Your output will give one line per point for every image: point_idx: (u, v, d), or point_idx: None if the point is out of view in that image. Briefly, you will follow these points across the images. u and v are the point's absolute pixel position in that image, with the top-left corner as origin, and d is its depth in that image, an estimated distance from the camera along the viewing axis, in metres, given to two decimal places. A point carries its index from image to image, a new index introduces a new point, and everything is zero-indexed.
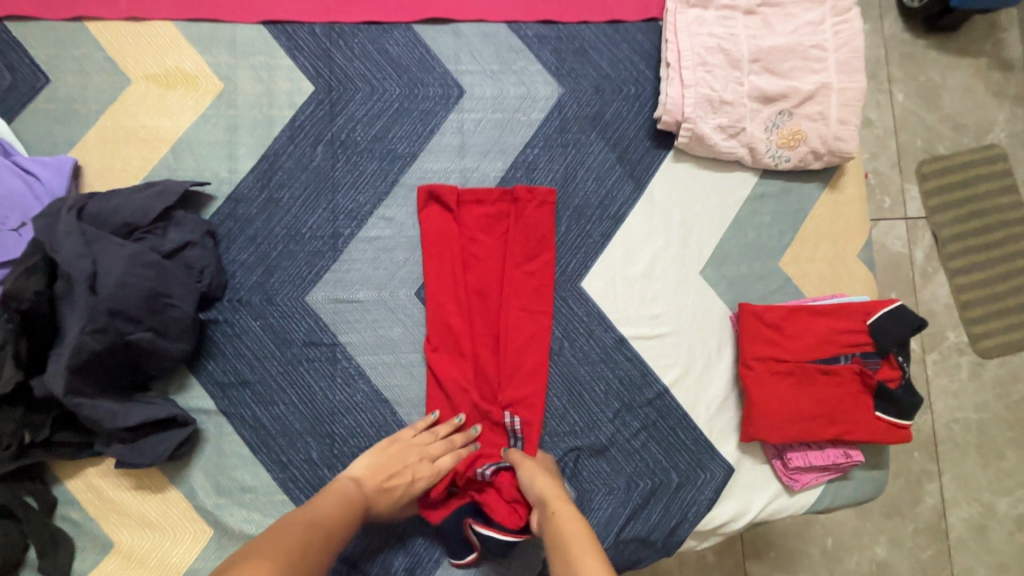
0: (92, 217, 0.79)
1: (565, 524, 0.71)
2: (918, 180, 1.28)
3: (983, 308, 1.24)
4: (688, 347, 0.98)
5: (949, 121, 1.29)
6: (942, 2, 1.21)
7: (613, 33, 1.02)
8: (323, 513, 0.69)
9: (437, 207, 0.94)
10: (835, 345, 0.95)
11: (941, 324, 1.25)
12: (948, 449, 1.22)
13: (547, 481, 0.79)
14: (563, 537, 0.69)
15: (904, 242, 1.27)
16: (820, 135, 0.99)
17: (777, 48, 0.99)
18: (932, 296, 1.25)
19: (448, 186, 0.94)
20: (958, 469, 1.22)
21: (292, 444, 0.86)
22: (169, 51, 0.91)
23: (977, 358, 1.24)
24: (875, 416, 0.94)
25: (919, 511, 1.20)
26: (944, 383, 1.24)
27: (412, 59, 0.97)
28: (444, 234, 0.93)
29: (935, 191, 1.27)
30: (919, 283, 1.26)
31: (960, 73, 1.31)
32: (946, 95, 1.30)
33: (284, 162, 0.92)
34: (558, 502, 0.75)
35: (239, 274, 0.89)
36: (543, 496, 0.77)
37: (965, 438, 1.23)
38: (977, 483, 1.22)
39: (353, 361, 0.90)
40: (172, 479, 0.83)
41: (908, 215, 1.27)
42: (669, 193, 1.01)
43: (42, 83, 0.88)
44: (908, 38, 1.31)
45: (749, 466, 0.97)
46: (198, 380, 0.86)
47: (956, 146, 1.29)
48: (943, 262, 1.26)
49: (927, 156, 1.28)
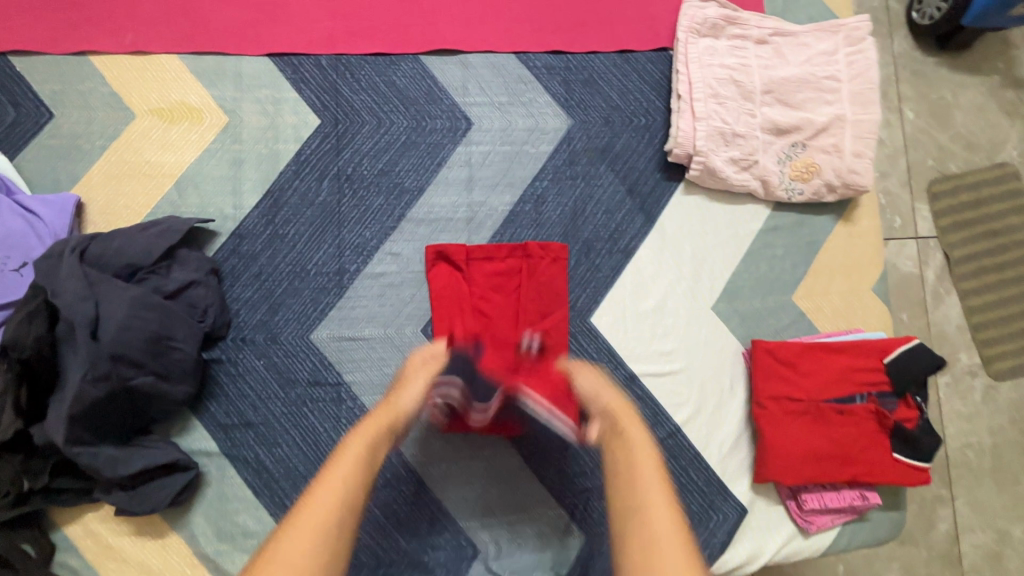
0: (94, 258, 0.77)
1: (635, 453, 0.70)
2: (929, 200, 1.14)
3: (998, 329, 1.11)
4: (700, 384, 0.96)
5: (961, 140, 1.16)
6: (953, 21, 1.09)
7: (623, 64, 1.01)
8: (354, 458, 0.67)
9: (448, 256, 0.91)
10: (851, 383, 0.93)
11: (952, 345, 1.11)
12: (960, 474, 1.09)
13: (617, 401, 0.77)
14: (633, 465, 0.70)
15: (915, 260, 1.12)
16: (834, 168, 0.97)
17: (789, 79, 0.98)
18: (945, 317, 1.11)
19: (458, 245, 0.92)
20: (971, 495, 1.08)
21: (295, 487, 0.85)
22: (173, 85, 0.90)
23: (990, 381, 1.11)
24: (892, 458, 0.92)
25: (933, 539, 1.07)
26: (956, 406, 1.10)
27: (419, 91, 0.96)
28: (455, 294, 0.91)
29: (947, 209, 1.14)
30: (929, 302, 1.11)
31: (971, 91, 1.17)
32: (959, 113, 1.17)
33: (289, 197, 0.91)
34: (630, 429, 0.74)
35: (243, 312, 0.87)
36: (613, 418, 0.76)
37: (980, 463, 1.09)
38: (993, 509, 1.09)
39: (359, 401, 0.88)
40: (172, 524, 0.82)
41: (918, 234, 1.13)
42: (681, 226, 0.99)
43: (45, 118, 0.87)
44: (918, 55, 1.17)
45: (763, 507, 0.95)
46: (201, 422, 0.84)
47: (969, 164, 1.15)
48: (954, 282, 1.12)
49: (937, 174, 1.15)
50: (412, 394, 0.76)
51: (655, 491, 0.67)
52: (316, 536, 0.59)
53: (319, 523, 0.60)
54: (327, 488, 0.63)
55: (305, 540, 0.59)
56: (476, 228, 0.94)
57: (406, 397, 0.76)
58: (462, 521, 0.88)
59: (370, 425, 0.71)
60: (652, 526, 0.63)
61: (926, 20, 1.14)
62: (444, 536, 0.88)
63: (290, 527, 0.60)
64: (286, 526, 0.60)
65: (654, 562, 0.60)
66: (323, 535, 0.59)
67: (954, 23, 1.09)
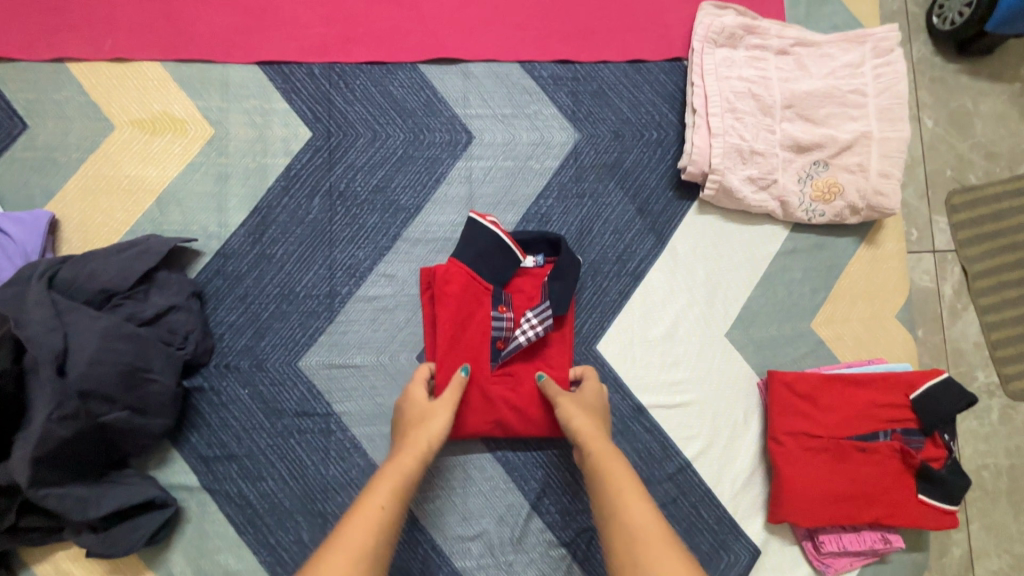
0: (65, 284, 0.73)
1: (609, 464, 0.66)
2: (947, 213, 1.05)
3: (1018, 347, 1.02)
4: (712, 416, 0.90)
5: (982, 149, 1.07)
6: (976, 27, 1.00)
7: (634, 74, 0.95)
8: (388, 495, 0.61)
9: (457, 267, 0.80)
10: (873, 419, 0.87)
11: (971, 364, 1.02)
12: (977, 496, 0.99)
13: (590, 418, 0.74)
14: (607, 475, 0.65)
15: (933, 275, 1.04)
16: (858, 188, 0.91)
17: (812, 92, 0.92)
18: (962, 334, 1.03)
19: (455, 263, 0.81)
20: (987, 518, 0.99)
21: (281, 525, 0.80)
22: (155, 94, 0.85)
23: (1009, 401, 1.02)
24: (917, 499, 0.86)
25: (946, 566, 0.97)
26: (973, 426, 1.01)
27: (418, 103, 0.90)
28: (457, 312, 0.80)
29: (966, 223, 1.05)
30: (946, 320, 1.03)
31: (994, 99, 1.08)
32: (978, 122, 1.08)
33: (278, 214, 0.85)
34: (597, 440, 0.71)
35: (227, 337, 0.82)
36: (583, 430, 0.72)
37: (996, 485, 1.00)
38: (1009, 532, 0.99)
39: (349, 433, 0.82)
40: (149, 563, 0.77)
41: (935, 248, 1.04)
42: (693, 247, 0.93)
43: (19, 129, 0.82)
44: (938, 62, 1.08)
45: (777, 547, 0.89)
46: (181, 454, 0.79)
47: (990, 175, 1.06)
48: (972, 298, 1.03)
49: (955, 186, 1.06)
50: (436, 429, 0.72)
51: (633, 495, 0.62)
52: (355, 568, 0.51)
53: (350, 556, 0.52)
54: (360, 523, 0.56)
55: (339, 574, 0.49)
56: None
57: (431, 431, 0.72)
58: (457, 563, 0.83)
59: (396, 466, 0.65)
60: (635, 528, 0.57)
61: (947, 25, 1.05)
62: None
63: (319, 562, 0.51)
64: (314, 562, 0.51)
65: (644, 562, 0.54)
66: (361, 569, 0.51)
67: (977, 30, 1.01)
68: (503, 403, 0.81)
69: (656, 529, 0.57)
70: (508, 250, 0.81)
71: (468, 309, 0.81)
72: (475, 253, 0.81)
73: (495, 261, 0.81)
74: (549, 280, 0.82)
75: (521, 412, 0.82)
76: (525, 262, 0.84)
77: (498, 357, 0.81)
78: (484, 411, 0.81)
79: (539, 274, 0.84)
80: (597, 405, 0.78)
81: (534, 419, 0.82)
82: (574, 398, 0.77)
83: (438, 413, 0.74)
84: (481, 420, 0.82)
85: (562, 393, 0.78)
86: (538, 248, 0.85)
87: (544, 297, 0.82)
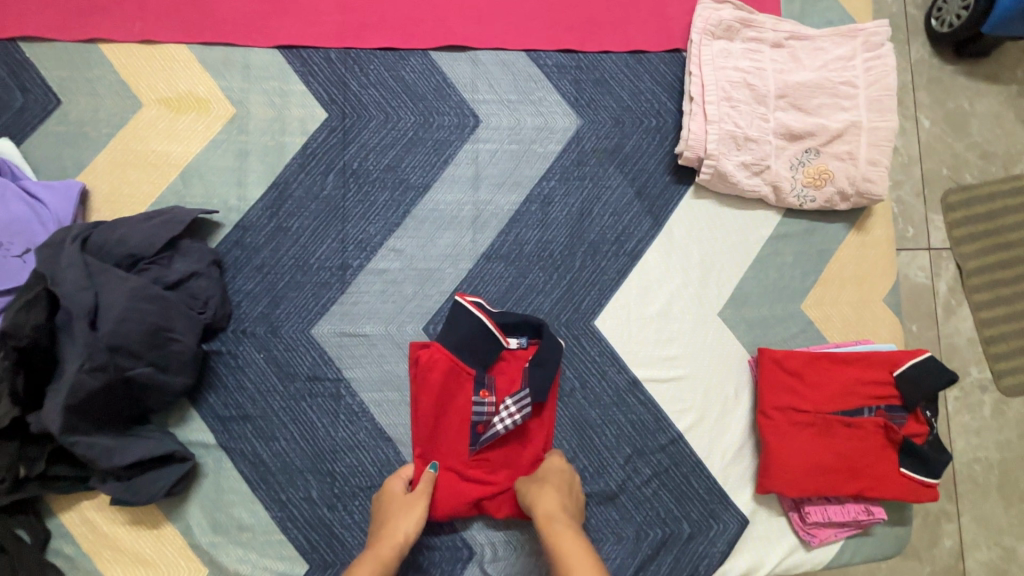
0: (96, 248, 0.77)
1: (569, 549, 0.70)
2: (942, 210, 1.09)
3: (1010, 343, 1.06)
4: (704, 391, 0.94)
5: (977, 149, 1.11)
6: (972, 27, 1.04)
7: (635, 64, 0.99)
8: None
9: (441, 353, 0.82)
10: (859, 396, 0.91)
11: (964, 359, 1.06)
12: (968, 489, 1.03)
13: (555, 495, 0.77)
14: (565, 560, 0.69)
15: (928, 271, 1.07)
16: (848, 175, 0.95)
17: (805, 83, 0.96)
18: (956, 329, 1.06)
19: (439, 350, 0.82)
20: (977, 510, 1.02)
21: (292, 482, 0.84)
22: (181, 75, 0.90)
23: (1001, 396, 1.05)
24: (900, 473, 0.90)
25: (936, 555, 1.01)
26: (965, 421, 1.04)
27: (427, 87, 0.95)
28: (438, 399, 0.82)
29: (961, 221, 1.08)
30: (940, 316, 1.06)
31: (988, 100, 1.12)
32: (975, 122, 1.11)
33: (294, 190, 0.90)
34: (559, 523, 0.73)
35: (244, 304, 0.87)
36: (547, 511, 0.75)
37: (987, 478, 1.03)
38: (999, 525, 1.03)
39: (357, 397, 0.87)
40: (168, 515, 0.81)
41: (931, 245, 1.08)
42: (689, 230, 0.97)
43: (53, 105, 0.87)
44: (935, 63, 1.12)
45: (765, 517, 0.93)
46: (199, 413, 0.84)
47: (985, 174, 1.10)
48: (966, 294, 1.07)
49: (952, 185, 1.10)
50: (411, 520, 0.77)
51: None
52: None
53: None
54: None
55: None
56: (481, 226, 0.93)
57: (406, 522, 0.76)
58: (458, 524, 0.87)
59: (373, 560, 0.71)
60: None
61: (944, 28, 1.09)
62: (439, 536, 0.86)
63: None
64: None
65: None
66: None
67: (973, 31, 1.05)
68: (480, 486, 0.83)
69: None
70: (492, 336, 0.82)
71: (450, 398, 0.82)
72: (458, 339, 0.82)
73: (478, 348, 0.82)
74: (529, 366, 0.83)
75: (497, 494, 0.83)
76: (508, 346, 0.84)
77: (477, 442, 0.82)
78: (460, 494, 0.82)
79: (521, 356, 0.85)
80: (564, 480, 0.81)
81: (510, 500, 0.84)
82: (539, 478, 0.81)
83: (414, 505, 0.78)
84: (459, 505, 0.82)
85: (524, 482, 0.81)
86: (521, 329, 0.85)
87: (524, 382, 0.83)
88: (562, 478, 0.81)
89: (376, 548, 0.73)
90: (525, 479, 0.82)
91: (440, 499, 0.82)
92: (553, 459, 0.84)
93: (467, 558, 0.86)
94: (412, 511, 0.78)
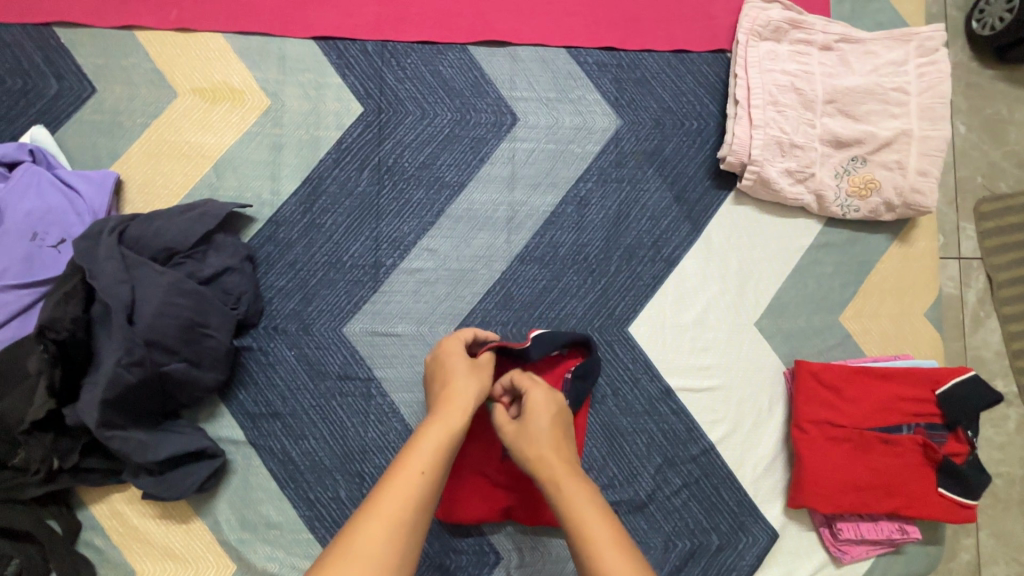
0: (133, 240, 0.77)
1: (584, 507, 0.59)
2: (975, 219, 1.04)
3: None
4: (738, 402, 0.93)
5: (1015, 157, 1.06)
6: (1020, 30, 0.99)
7: (677, 64, 0.97)
8: (427, 458, 0.58)
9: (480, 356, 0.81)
10: (897, 413, 0.89)
11: (989, 373, 1.01)
12: (988, 504, 0.98)
13: (557, 447, 0.66)
14: (582, 527, 0.57)
15: (957, 281, 1.02)
16: (895, 185, 0.92)
17: (855, 89, 0.93)
18: (983, 342, 1.01)
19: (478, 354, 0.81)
20: (996, 524, 0.98)
21: (320, 482, 0.83)
22: (217, 64, 0.88)
23: None
24: (937, 493, 0.88)
25: (953, 568, 0.97)
26: (988, 435, 1.00)
27: (465, 83, 0.92)
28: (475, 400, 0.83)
29: (993, 231, 1.03)
30: (968, 327, 1.01)
31: None
32: (1014, 129, 1.06)
33: (328, 185, 0.88)
34: (565, 480, 0.62)
35: (277, 300, 0.86)
36: (552, 467, 0.64)
37: (1009, 493, 0.99)
38: (1017, 541, 0.98)
39: (388, 398, 0.86)
40: (197, 510, 0.81)
41: (961, 255, 1.03)
42: (727, 238, 0.95)
43: (88, 93, 0.86)
44: (975, 67, 1.07)
45: (795, 532, 0.91)
46: (229, 409, 0.83)
47: (1020, 183, 1.05)
48: (996, 306, 1.02)
49: (985, 193, 1.04)
50: (474, 387, 0.69)
51: (610, 546, 0.55)
52: (394, 545, 0.50)
53: (391, 531, 0.51)
54: (400, 491, 0.54)
55: (377, 549, 0.49)
56: (516, 227, 0.91)
57: (471, 389, 0.68)
58: (485, 528, 0.86)
59: (441, 425, 0.62)
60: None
61: (986, 31, 1.04)
62: (466, 539, 0.86)
63: (361, 534, 0.50)
64: (352, 527, 0.50)
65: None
66: (398, 539, 0.51)
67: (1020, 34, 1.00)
68: (511, 492, 0.83)
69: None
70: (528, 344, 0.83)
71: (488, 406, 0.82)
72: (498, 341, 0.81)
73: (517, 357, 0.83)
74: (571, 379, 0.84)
75: (527, 502, 0.83)
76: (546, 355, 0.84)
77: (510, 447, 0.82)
78: (490, 497, 0.83)
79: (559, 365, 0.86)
80: (555, 418, 0.70)
81: (539, 507, 0.83)
82: (522, 426, 0.69)
83: (477, 377, 0.71)
84: (487, 508, 0.83)
85: (508, 427, 0.70)
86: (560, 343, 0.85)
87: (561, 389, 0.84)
88: (550, 416, 0.70)
89: (442, 413, 0.64)
90: (511, 431, 0.69)
91: (468, 502, 0.83)
92: (532, 392, 0.72)
93: (494, 564, 0.85)
94: (479, 382, 0.70)
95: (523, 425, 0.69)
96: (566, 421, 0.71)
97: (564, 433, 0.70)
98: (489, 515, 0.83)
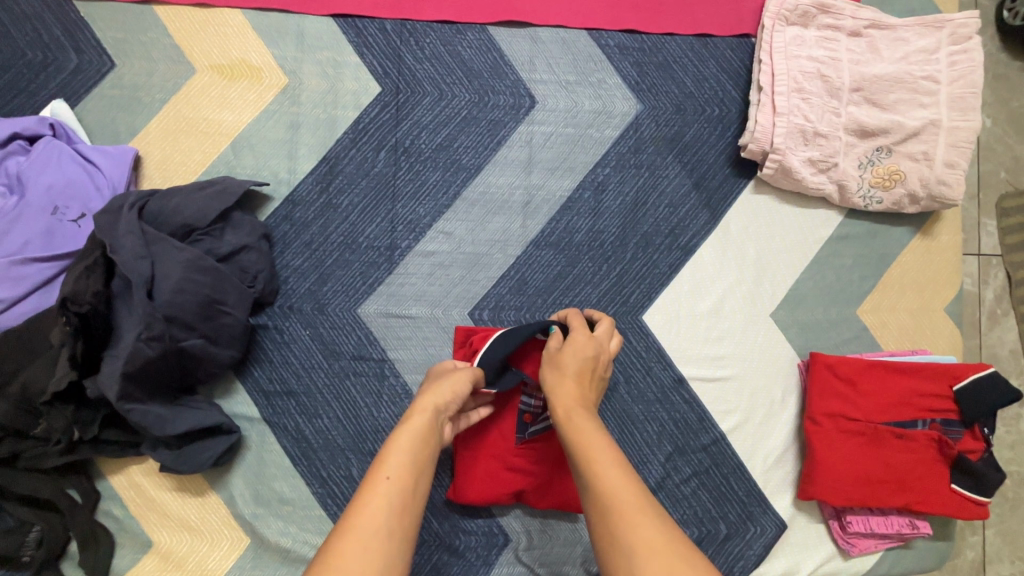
0: (152, 217, 0.77)
1: (588, 438, 0.60)
2: (996, 215, 1.01)
3: None
4: (750, 393, 0.92)
5: None
6: None
7: (701, 49, 0.95)
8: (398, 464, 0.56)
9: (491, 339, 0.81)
10: (913, 408, 0.89)
11: (1005, 373, 0.99)
12: (995, 503, 0.97)
13: (570, 389, 0.67)
14: (585, 451, 0.59)
15: (976, 277, 1.00)
16: (921, 177, 0.90)
17: (882, 77, 0.91)
18: (999, 340, 0.99)
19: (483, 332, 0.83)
20: (1003, 523, 0.98)
21: (333, 460, 0.84)
22: (235, 41, 0.88)
23: None
24: (949, 488, 0.87)
25: (957, 565, 0.96)
26: (999, 433, 0.99)
27: (484, 64, 0.91)
28: None
29: (1017, 228, 1.01)
30: (984, 325, 1.00)
31: None
32: None
33: (344, 165, 0.88)
34: (580, 416, 0.64)
35: (292, 280, 0.86)
36: (562, 402, 0.66)
37: (1017, 493, 0.98)
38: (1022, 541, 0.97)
39: (401, 379, 0.86)
40: (212, 484, 0.82)
41: (981, 251, 1.01)
42: (746, 226, 0.94)
43: (107, 68, 0.86)
44: (1003, 58, 1.04)
45: (804, 523, 0.91)
46: (244, 386, 0.84)
47: None
48: (1013, 304, 1.00)
49: (1009, 189, 1.02)
50: (440, 390, 0.66)
51: (609, 467, 0.56)
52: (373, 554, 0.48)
53: (372, 545, 0.49)
54: (373, 504, 0.52)
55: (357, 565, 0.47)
56: (532, 212, 0.91)
57: (435, 395, 0.65)
58: (494, 510, 0.87)
59: (409, 429, 0.61)
60: (613, 504, 0.52)
61: (1018, 20, 1.00)
62: (475, 520, 0.86)
63: (339, 556, 0.47)
64: (329, 549, 0.48)
65: (619, 530, 0.50)
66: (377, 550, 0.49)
67: None
68: (524, 476, 0.83)
69: (634, 501, 0.53)
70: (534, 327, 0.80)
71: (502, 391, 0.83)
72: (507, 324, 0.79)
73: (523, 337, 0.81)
74: None
75: (539, 485, 0.83)
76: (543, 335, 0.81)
77: (525, 432, 0.82)
78: (502, 482, 0.83)
79: None
80: (586, 361, 0.70)
81: (550, 490, 0.84)
82: (556, 352, 0.72)
83: (454, 380, 0.69)
84: (499, 492, 0.83)
85: (552, 351, 0.72)
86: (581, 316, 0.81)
87: None
88: (581, 356, 0.70)
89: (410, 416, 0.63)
90: (547, 362, 0.72)
91: (477, 485, 0.83)
92: (576, 333, 0.73)
93: (502, 546, 0.86)
94: (451, 386, 0.67)
95: (557, 352, 0.72)
96: (598, 371, 0.72)
97: (591, 375, 0.70)
98: (502, 497, 0.83)
